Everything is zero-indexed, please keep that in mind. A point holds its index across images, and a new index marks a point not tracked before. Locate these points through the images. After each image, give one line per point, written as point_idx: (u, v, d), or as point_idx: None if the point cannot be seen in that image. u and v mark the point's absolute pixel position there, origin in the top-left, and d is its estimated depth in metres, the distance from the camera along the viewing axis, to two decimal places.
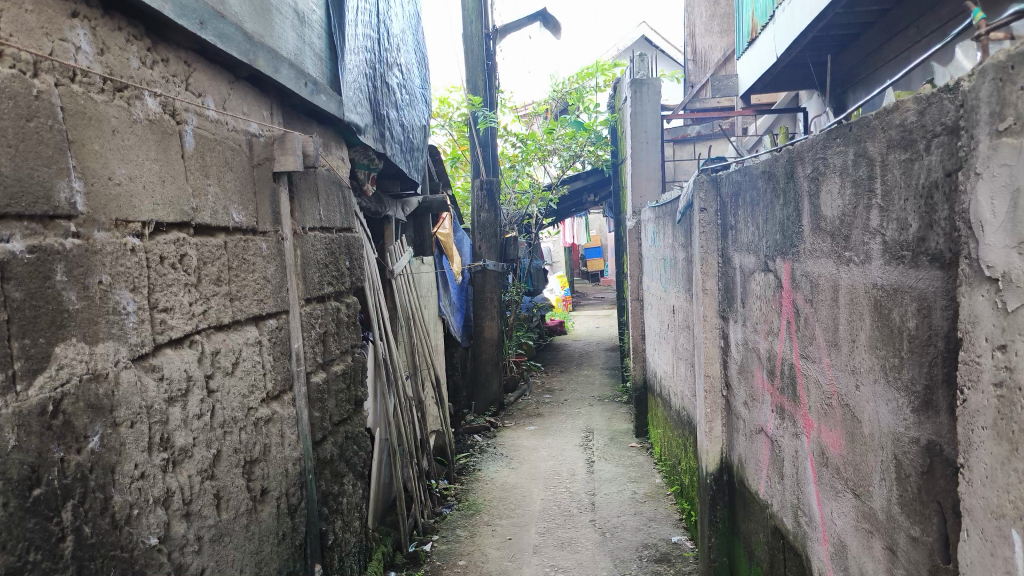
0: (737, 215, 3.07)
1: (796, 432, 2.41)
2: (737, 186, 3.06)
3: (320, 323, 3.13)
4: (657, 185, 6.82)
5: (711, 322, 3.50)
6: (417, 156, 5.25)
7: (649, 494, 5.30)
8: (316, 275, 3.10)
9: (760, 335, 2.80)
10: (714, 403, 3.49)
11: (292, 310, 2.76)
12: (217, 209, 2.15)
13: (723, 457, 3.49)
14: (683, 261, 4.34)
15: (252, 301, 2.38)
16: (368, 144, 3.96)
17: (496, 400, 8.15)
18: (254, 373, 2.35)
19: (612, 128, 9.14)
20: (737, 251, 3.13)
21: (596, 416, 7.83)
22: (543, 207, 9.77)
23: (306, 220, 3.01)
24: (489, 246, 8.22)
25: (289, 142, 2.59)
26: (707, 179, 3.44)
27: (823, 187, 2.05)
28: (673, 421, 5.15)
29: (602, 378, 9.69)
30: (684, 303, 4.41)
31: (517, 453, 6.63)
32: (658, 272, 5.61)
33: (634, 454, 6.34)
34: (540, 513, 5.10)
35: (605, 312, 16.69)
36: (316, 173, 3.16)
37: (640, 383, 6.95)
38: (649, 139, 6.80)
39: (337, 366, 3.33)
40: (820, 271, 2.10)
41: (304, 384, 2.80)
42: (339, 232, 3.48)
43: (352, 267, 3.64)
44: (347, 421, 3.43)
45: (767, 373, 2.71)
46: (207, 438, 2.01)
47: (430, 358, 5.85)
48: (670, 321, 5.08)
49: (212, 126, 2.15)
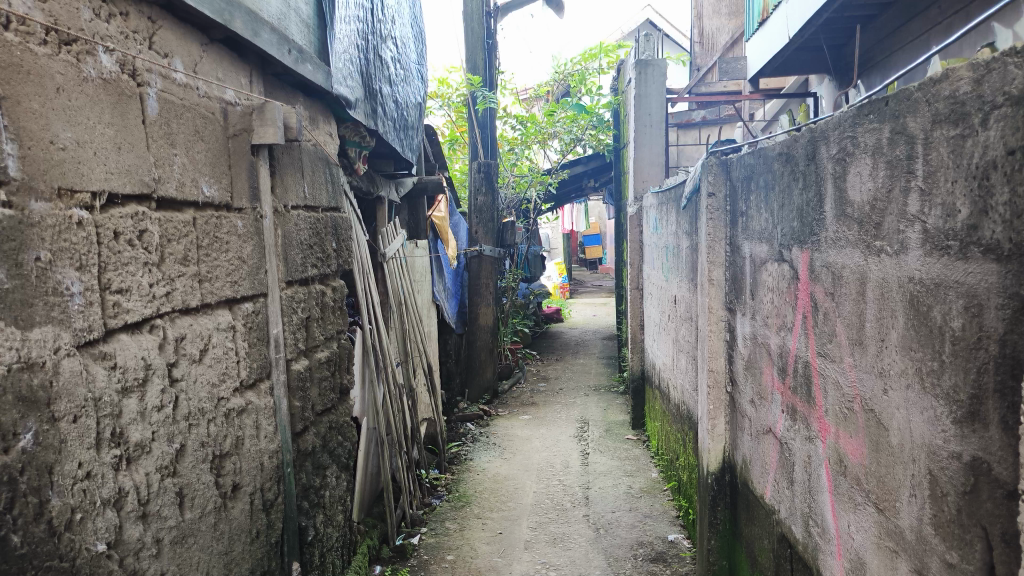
0: (748, 201, 2.89)
1: (809, 436, 2.25)
2: (749, 170, 2.87)
3: (302, 308, 2.96)
4: (660, 171, 6.69)
5: (716, 314, 3.31)
6: (412, 135, 5.06)
7: (645, 489, 5.15)
8: (299, 256, 2.94)
9: (771, 329, 2.63)
10: (718, 400, 3.32)
11: (270, 294, 2.59)
12: (184, 181, 1.95)
13: (725, 457, 3.34)
14: (688, 249, 4.16)
15: (225, 283, 2.19)
16: (359, 119, 3.77)
17: (489, 389, 8.00)
18: (226, 360, 2.15)
19: (614, 112, 8.95)
20: (746, 240, 2.95)
21: (591, 406, 7.67)
22: (542, 191, 9.57)
23: (288, 198, 2.83)
24: (486, 231, 8.03)
25: (269, 112, 2.40)
26: (716, 163, 3.26)
27: (853, 169, 1.87)
28: (672, 415, 4.99)
29: (599, 367, 9.53)
30: (688, 294, 4.24)
31: (510, 444, 6.47)
32: (660, 259, 5.45)
33: (630, 447, 6.18)
34: (533, 506, 4.95)
35: (603, 301, 16.51)
36: (301, 148, 2.98)
37: (637, 374, 6.79)
38: (654, 124, 6.55)
39: (321, 353, 3.16)
40: (845, 262, 1.93)
41: (283, 372, 2.64)
42: (325, 211, 3.29)
43: (339, 249, 3.45)
44: (330, 411, 3.27)
45: (778, 371, 2.54)
46: (170, 432, 1.80)
47: (422, 344, 5.67)
48: (671, 311, 4.91)
49: (181, 91, 1.96)
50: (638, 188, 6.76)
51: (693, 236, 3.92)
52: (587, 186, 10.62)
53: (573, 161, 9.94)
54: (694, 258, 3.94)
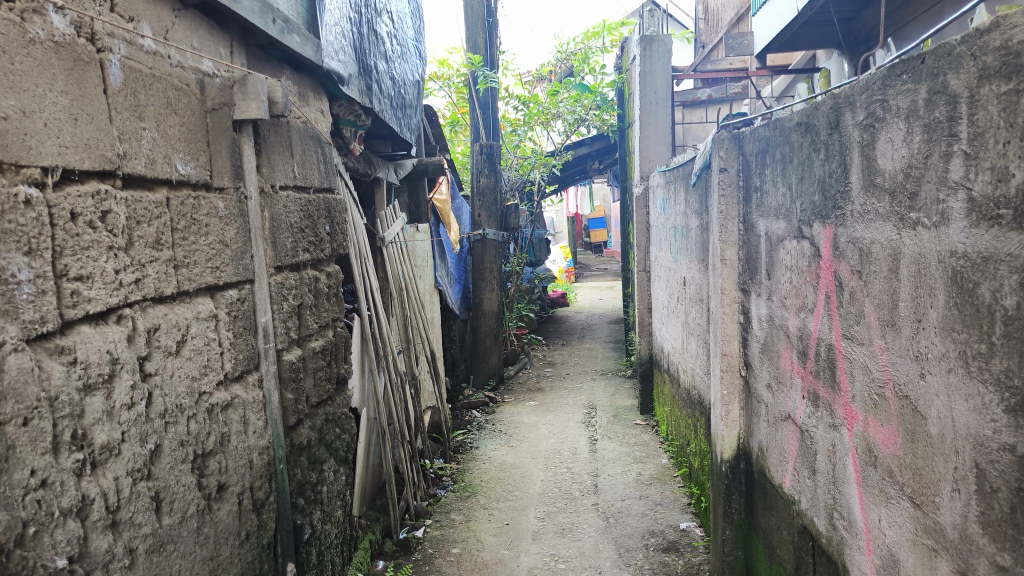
0: (763, 175, 2.73)
1: (834, 423, 2.10)
2: (764, 142, 2.71)
3: (294, 294, 2.83)
4: (667, 150, 6.48)
5: (730, 295, 3.16)
6: (411, 115, 4.90)
7: (656, 476, 5.01)
8: (289, 240, 2.80)
9: (789, 310, 2.47)
10: (732, 385, 3.17)
11: (257, 280, 2.46)
12: (154, 158, 1.82)
13: (740, 444, 3.19)
14: (698, 229, 3.99)
15: (205, 269, 2.07)
16: (353, 97, 3.62)
17: (495, 375, 7.88)
18: (207, 351, 2.05)
19: (619, 90, 8.76)
20: (761, 216, 2.79)
21: (598, 391, 7.54)
22: (546, 173, 9.38)
23: (276, 177, 2.69)
24: (489, 214, 7.88)
25: (251, 84, 2.26)
26: (729, 136, 3.09)
27: (882, 134, 1.71)
28: (682, 401, 4.85)
29: (606, 351, 9.39)
30: (698, 275, 4.09)
31: (516, 431, 6.34)
32: (668, 241, 5.29)
33: (639, 432, 6.05)
34: (540, 496, 4.82)
35: (609, 284, 16.35)
36: (289, 126, 2.83)
37: (646, 358, 6.64)
38: (660, 101, 6.38)
39: (316, 342, 3.03)
40: (873, 237, 1.77)
41: (272, 363, 2.52)
42: (317, 192, 3.14)
43: (333, 232, 3.31)
44: (326, 402, 3.14)
45: (798, 354, 2.39)
46: (143, 432, 1.66)
47: (425, 331, 5.53)
48: (680, 294, 4.75)
49: (149, 60, 1.83)
50: (644, 168, 6.58)
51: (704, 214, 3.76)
52: (591, 167, 10.45)
53: (578, 142, 9.77)
54: (705, 238, 3.78)
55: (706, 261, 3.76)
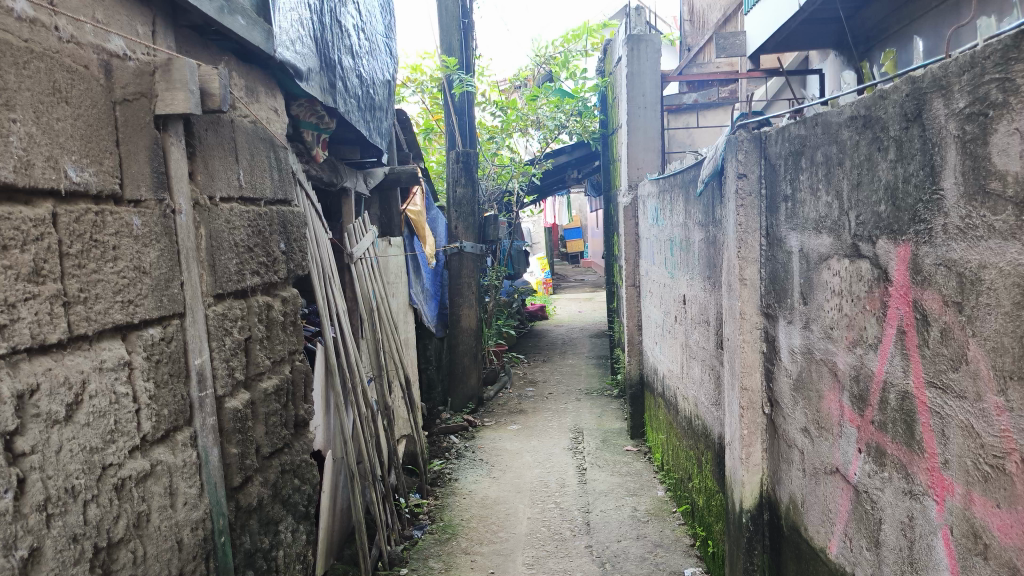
0: (796, 180, 2.33)
1: (911, 490, 1.68)
2: (797, 143, 2.31)
3: (240, 326, 2.36)
4: (658, 156, 6.04)
5: (750, 321, 2.74)
6: (381, 119, 4.46)
7: (652, 512, 4.58)
8: (233, 261, 2.34)
9: (839, 343, 2.05)
10: (753, 424, 2.75)
11: (191, 313, 2.02)
12: (29, 160, 1.40)
13: (764, 491, 2.77)
14: (704, 242, 3.58)
15: (113, 304, 1.66)
16: (313, 95, 3.17)
17: (474, 396, 7.42)
18: (114, 411, 1.65)
19: (601, 95, 8.41)
20: (793, 230, 2.38)
21: (584, 413, 7.10)
22: (525, 182, 8.96)
23: (215, 187, 2.24)
24: (466, 226, 7.43)
25: (176, 72, 1.86)
26: (750, 135, 2.69)
27: (1000, 124, 1.28)
28: (681, 430, 4.43)
29: (590, 369, 8.96)
30: (704, 295, 3.68)
31: (498, 459, 5.89)
32: (662, 254, 4.89)
33: (631, 460, 5.62)
34: (528, 538, 4.36)
35: (587, 296, 15.99)
36: (232, 125, 2.39)
37: (636, 379, 6.23)
38: (649, 105, 6.01)
39: (267, 382, 2.55)
40: (983, 259, 1.35)
41: (211, 415, 2.09)
42: (270, 205, 2.68)
43: (290, 251, 2.84)
44: (283, 451, 2.70)
45: (853, 397, 1.98)
46: (6, 537, 1.30)
47: (399, 355, 5.07)
48: (679, 313, 4.33)
49: (24, 30, 1.42)
50: (633, 176, 6.09)
51: (712, 225, 3.36)
52: (570, 177, 10.07)
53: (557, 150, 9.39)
54: (713, 252, 3.37)
55: (715, 279, 3.35)
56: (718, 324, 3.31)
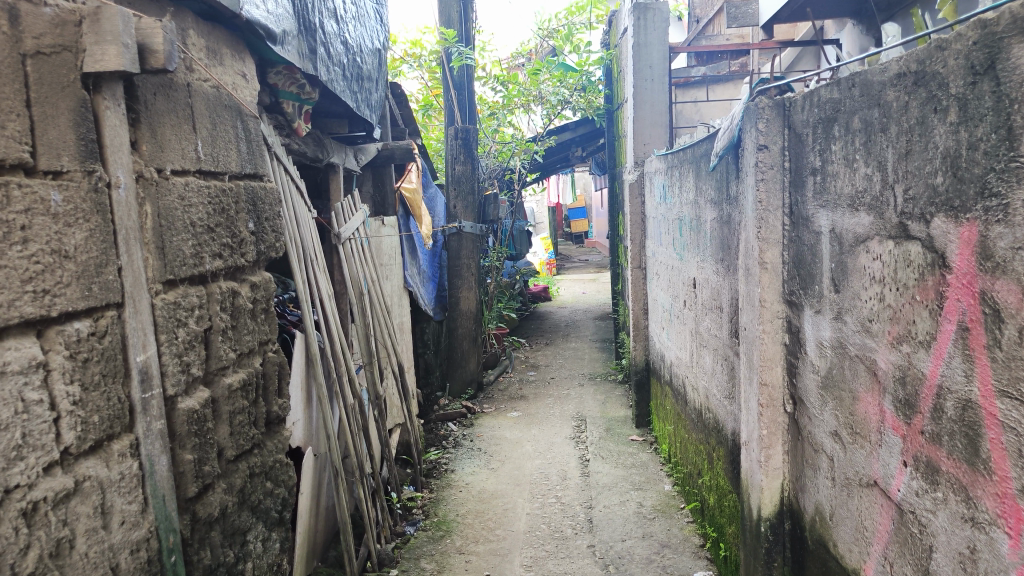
0: (829, 150, 2.04)
1: (973, 518, 1.41)
2: (830, 108, 2.02)
3: (197, 316, 2.09)
4: (665, 132, 5.75)
5: (771, 309, 2.46)
6: (371, 90, 4.15)
7: (659, 508, 4.34)
8: (190, 243, 2.06)
9: (881, 340, 1.78)
10: (773, 424, 2.49)
11: (134, 303, 1.75)
12: None
13: (785, 498, 2.52)
14: (718, 222, 3.29)
15: (21, 297, 1.40)
16: (291, 60, 2.87)
17: (474, 382, 7.17)
18: (21, 422, 1.39)
19: (606, 69, 8.08)
20: (823, 208, 2.10)
21: (587, 400, 6.84)
22: (527, 160, 8.65)
23: (166, 158, 1.96)
24: (465, 206, 7.13)
25: (105, 22, 1.58)
26: (774, 101, 2.38)
27: None
28: (690, 423, 4.17)
29: (594, 353, 8.69)
30: (716, 280, 3.40)
31: (497, 449, 5.64)
32: (671, 235, 4.61)
33: (636, 451, 5.36)
34: (526, 536, 4.12)
35: (591, 277, 15.69)
36: (189, 89, 2.10)
37: (641, 366, 5.96)
38: (657, 78, 5.65)
39: (232, 378, 2.29)
40: None
41: (158, 418, 1.83)
42: (237, 179, 2.40)
43: (262, 231, 2.56)
44: (253, 452, 2.43)
45: (899, 403, 1.70)
46: None
47: (392, 342, 4.80)
48: (689, 299, 4.05)
49: None
50: (640, 152, 5.81)
51: (727, 204, 3.08)
52: (574, 155, 9.77)
53: (561, 127, 9.09)
54: (729, 232, 3.08)
55: (731, 261, 3.06)
56: (734, 310, 3.04)
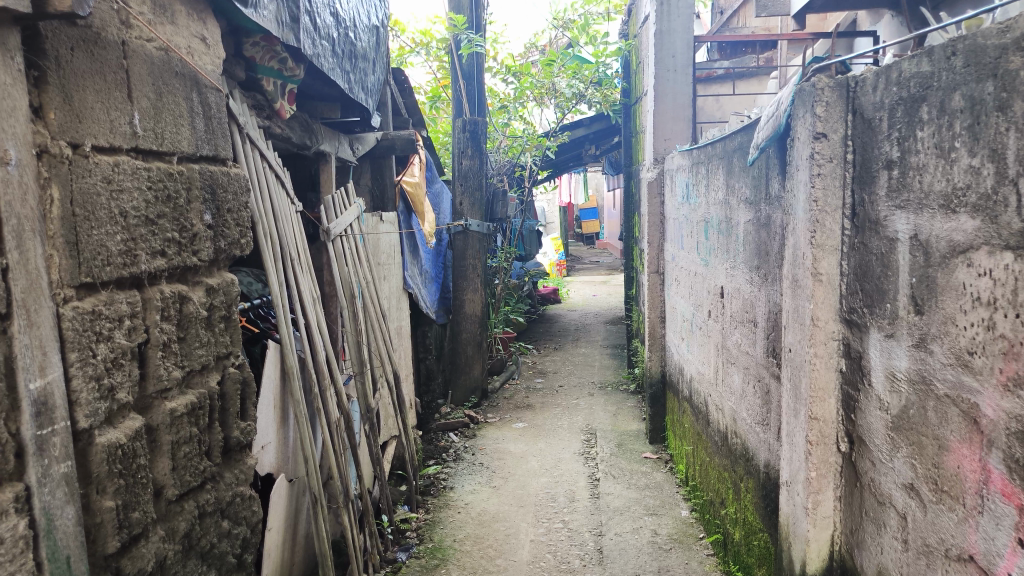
0: (914, 136, 1.64)
1: None
2: (920, 84, 1.62)
3: (128, 327, 1.72)
4: (688, 126, 5.35)
5: (824, 329, 2.07)
6: (367, 72, 3.77)
7: (675, 538, 3.93)
8: (122, 237, 1.69)
9: (990, 379, 1.37)
10: (824, 465, 2.09)
11: (27, 314, 1.39)
12: None
13: (837, 553, 2.11)
14: (754, 223, 2.89)
15: None
16: (268, 27, 2.49)
17: (477, 389, 6.77)
18: None
19: (624, 61, 7.69)
20: (901, 209, 1.72)
21: (597, 411, 6.44)
22: (538, 156, 8.26)
23: (86, 130, 1.59)
24: (472, 203, 6.72)
25: None
26: (836, 80, 2.00)
27: None
28: (713, 446, 3.76)
29: (604, 360, 8.28)
30: (751, 291, 3.00)
31: (500, 464, 5.24)
32: (694, 238, 4.22)
33: (649, 470, 4.96)
34: (529, 567, 3.72)
35: (602, 280, 15.25)
36: (125, 49, 1.73)
37: (656, 378, 5.56)
38: (679, 68, 5.25)
39: (177, 400, 1.91)
40: None
41: (61, 459, 1.45)
42: (191, 163, 2.03)
43: (226, 225, 2.19)
44: (206, 487, 2.05)
45: (1015, 464, 1.30)
46: None
47: (388, 348, 4.42)
48: (716, 310, 3.65)
49: None
50: (660, 148, 5.41)
51: (768, 203, 2.68)
52: (587, 153, 9.39)
53: (575, 123, 8.72)
54: (769, 236, 2.68)
55: (772, 269, 2.66)
56: (775, 327, 2.63)
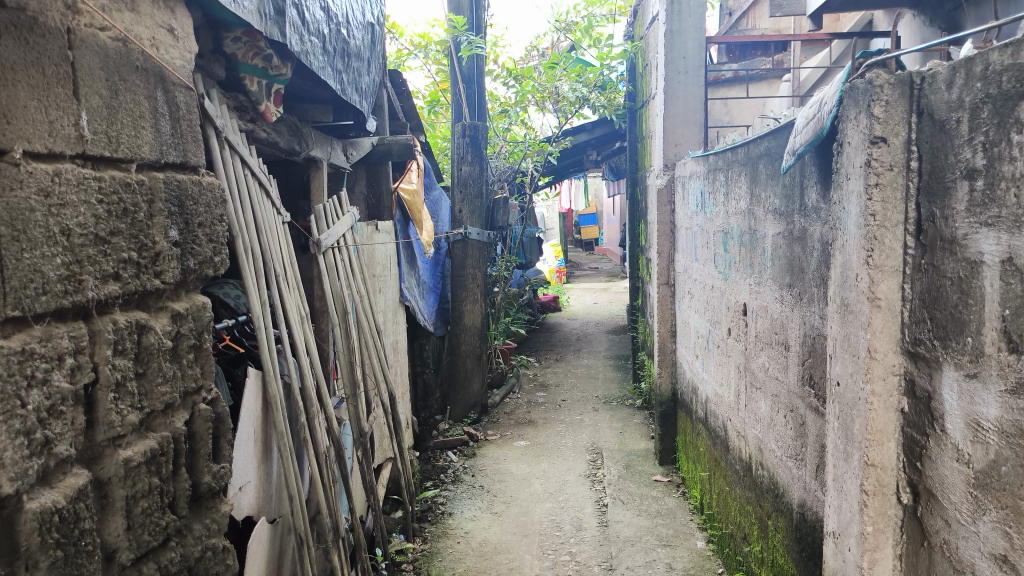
0: (1010, 141, 1.38)
1: None
2: (1018, 78, 1.36)
3: (71, 366, 1.45)
4: (700, 130, 5.08)
5: (883, 363, 1.80)
6: (362, 72, 3.49)
7: (692, 572, 3.66)
8: (63, 259, 1.42)
9: None
10: (882, 518, 1.83)
11: None
12: None
13: None
14: (788, 237, 2.63)
15: None
16: (249, 20, 2.20)
17: (477, 405, 6.51)
18: None
19: (629, 63, 7.42)
20: (988, 228, 1.45)
21: (602, 428, 6.18)
22: (540, 162, 7.98)
23: (16, 131, 1.31)
24: (472, 210, 6.45)
25: None
26: (898, 76, 1.74)
27: None
28: (735, 475, 3.50)
29: (608, 372, 8.01)
30: (782, 310, 2.74)
31: (502, 487, 4.96)
32: (711, 249, 3.96)
33: (660, 495, 4.70)
34: None
35: (603, 287, 15.00)
36: (71, 37, 1.46)
37: (666, 396, 5.30)
38: (691, 70, 4.99)
39: (134, 447, 1.64)
40: None
41: None
42: (154, 170, 1.75)
43: (200, 241, 1.91)
44: (172, 544, 1.78)
45: None
46: None
47: (384, 367, 4.15)
48: (739, 329, 3.38)
49: None
50: (670, 154, 5.15)
51: (805, 216, 2.42)
52: (589, 158, 9.13)
53: (578, 128, 8.45)
54: (807, 252, 2.42)
55: (813, 289, 2.40)
56: (817, 353, 2.37)
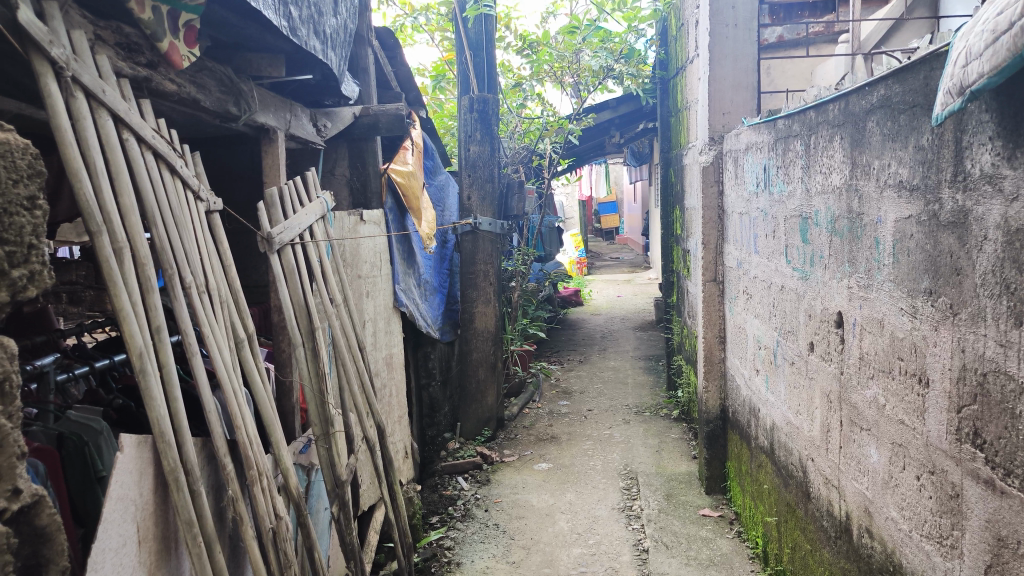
0: None
1: None
2: None
3: None
4: (752, 96, 4.22)
5: None
6: (324, 11, 2.68)
7: None
8: None
9: None
10: None
11: None
12: None
13: None
14: (948, 223, 1.81)
15: None
16: None
17: (492, 419, 5.70)
18: None
19: (662, 26, 6.55)
20: None
21: (637, 445, 5.34)
22: (559, 142, 7.13)
23: None
24: (482, 197, 5.60)
25: None
26: None
27: None
28: (830, 537, 2.67)
29: (638, 375, 7.17)
30: (924, 332, 1.96)
31: (519, 527, 4.13)
32: (784, 239, 3.12)
33: (712, 536, 3.87)
34: None
35: (627, 279, 14.13)
36: None
37: (715, 414, 4.46)
38: (741, 23, 4.12)
39: None
40: None
41: None
42: None
43: None
44: None
45: None
46: None
47: (372, 393, 3.34)
48: (841, 347, 2.54)
49: None
50: (717, 125, 4.29)
51: (998, 196, 1.58)
52: (611, 140, 8.32)
53: (599, 104, 7.62)
54: (997, 247, 1.59)
55: (1003, 303, 1.57)
56: (1004, 401, 1.58)
